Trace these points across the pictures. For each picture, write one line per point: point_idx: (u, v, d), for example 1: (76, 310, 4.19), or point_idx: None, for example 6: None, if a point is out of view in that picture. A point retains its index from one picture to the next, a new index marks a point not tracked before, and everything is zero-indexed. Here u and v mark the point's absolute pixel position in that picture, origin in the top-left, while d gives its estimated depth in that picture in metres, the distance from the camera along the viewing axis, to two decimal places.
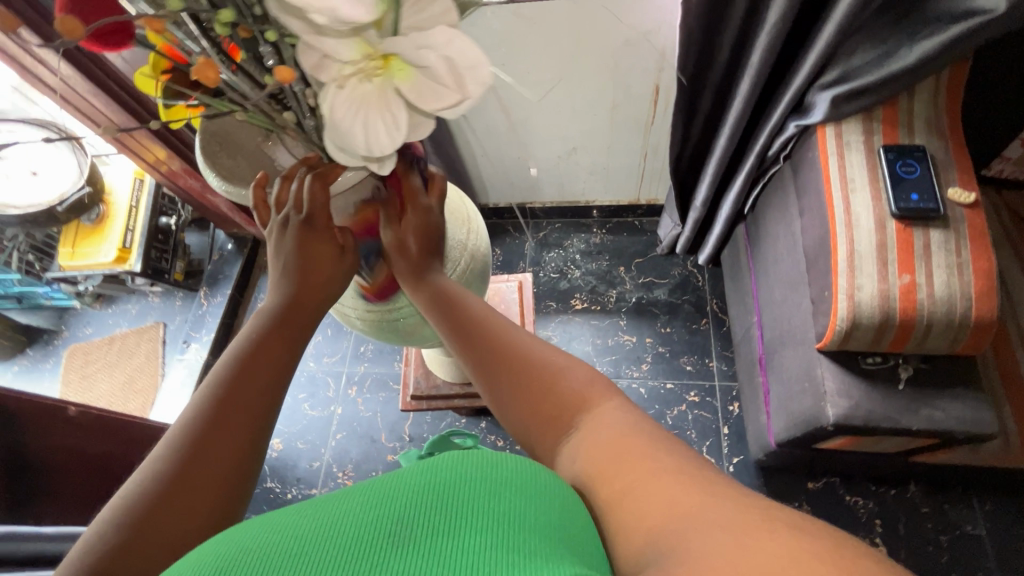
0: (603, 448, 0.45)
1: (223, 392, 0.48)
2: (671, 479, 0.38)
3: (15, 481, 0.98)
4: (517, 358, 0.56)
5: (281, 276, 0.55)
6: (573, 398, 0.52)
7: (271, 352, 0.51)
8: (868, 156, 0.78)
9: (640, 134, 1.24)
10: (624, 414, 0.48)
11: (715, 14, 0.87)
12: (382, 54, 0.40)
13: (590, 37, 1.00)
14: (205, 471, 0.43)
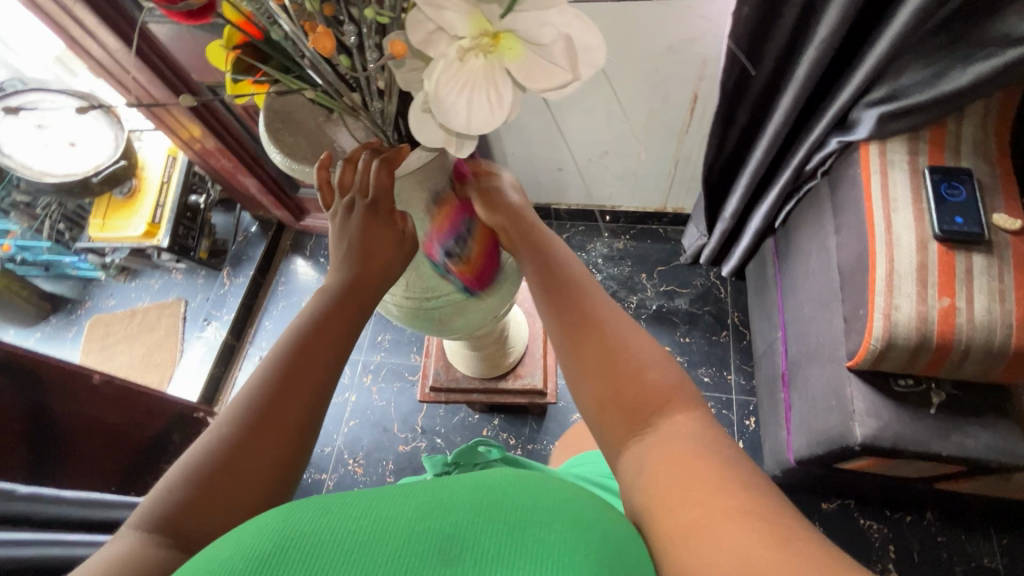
0: (671, 455, 0.44)
1: (285, 370, 0.51)
2: (732, 513, 0.38)
3: (39, 444, 1.00)
4: (593, 319, 0.56)
5: (346, 256, 0.57)
6: (650, 381, 0.51)
7: (331, 329, 0.54)
8: (912, 176, 0.78)
9: (674, 142, 1.24)
10: (704, 427, 0.47)
11: (763, 25, 0.87)
12: (495, 31, 0.41)
13: (633, 41, 1.01)
14: (267, 440, 0.48)
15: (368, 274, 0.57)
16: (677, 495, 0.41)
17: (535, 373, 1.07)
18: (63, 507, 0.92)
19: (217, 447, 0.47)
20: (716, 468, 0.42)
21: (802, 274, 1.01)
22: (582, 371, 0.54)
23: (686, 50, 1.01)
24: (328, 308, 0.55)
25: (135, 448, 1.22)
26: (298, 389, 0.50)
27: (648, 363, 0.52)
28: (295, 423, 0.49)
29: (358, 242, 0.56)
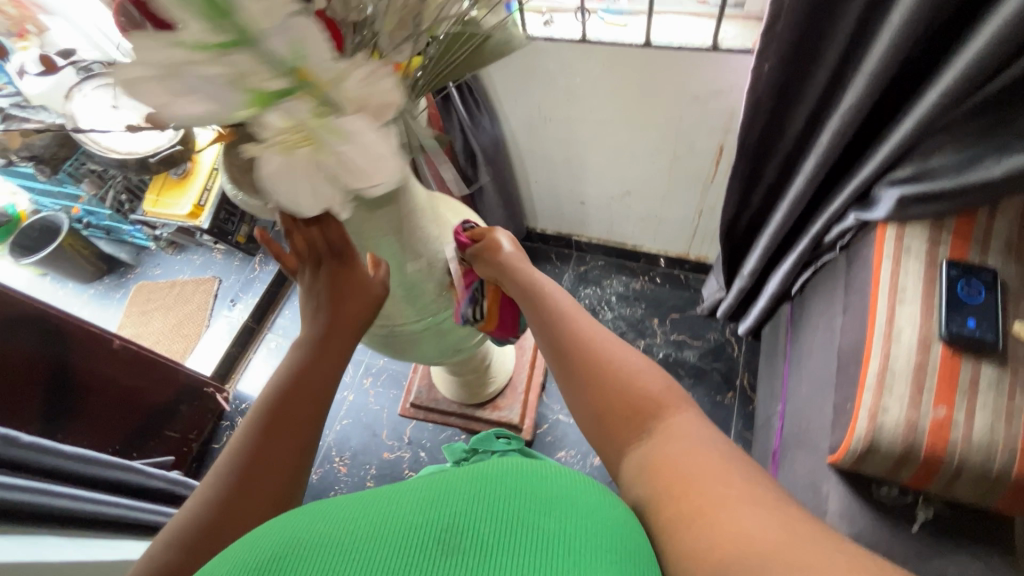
0: (667, 459, 0.46)
1: (279, 409, 0.52)
2: (739, 498, 0.39)
3: (55, 398, 1.10)
4: (583, 345, 0.58)
5: (317, 310, 0.58)
6: (639, 397, 0.52)
7: (314, 376, 0.55)
8: (928, 267, 0.71)
9: (698, 191, 1.20)
10: (699, 425, 0.49)
11: (789, 88, 0.83)
12: (305, 132, 0.37)
13: (660, 89, 0.99)
14: (258, 487, 0.49)
15: (346, 320, 0.58)
16: (676, 486, 0.43)
17: (514, 407, 1.06)
18: (63, 461, 0.98)
19: (208, 505, 0.47)
20: (721, 464, 0.43)
21: (808, 349, 0.94)
22: (580, 393, 0.56)
23: (713, 102, 0.98)
24: (316, 353, 0.56)
25: (142, 413, 1.30)
26: (286, 433, 0.51)
27: (635, 379, 0.54)
28: (285, 470, 0.50)
29: (332, 297, 0.58)
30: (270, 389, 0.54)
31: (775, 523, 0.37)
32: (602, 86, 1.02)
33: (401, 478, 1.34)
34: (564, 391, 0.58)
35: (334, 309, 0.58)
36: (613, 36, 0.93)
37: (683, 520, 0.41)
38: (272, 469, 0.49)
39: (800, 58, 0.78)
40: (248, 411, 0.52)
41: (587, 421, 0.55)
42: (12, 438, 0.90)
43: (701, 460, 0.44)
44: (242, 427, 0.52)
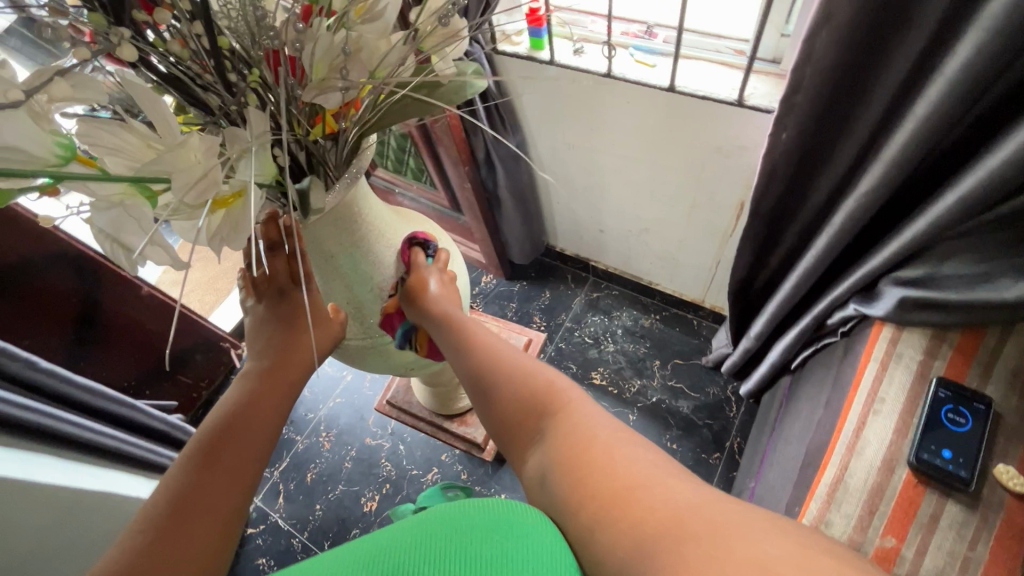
0: (563, 452, 0.51)
1: (215, 438, 0.51)
2: (640, 483, 0.45)
3: (82, 328, 1.22)
4: (485, 356, 0.63)
5: (271, 340, 0.58)
6: (532, 402, 0.58)
7: (258, 410, 0.54)
8: (916, 380, 0.65)
9: (717, 242, 1.15)
10: (594, 413, 0.55)
11: (811, 159, 0.77)
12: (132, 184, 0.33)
13: (684, 135, 0.95)
14: (195, 518, 0.46)
15: (302, 345, 0.59)
16: (576, 482, 0.48)
17: None
18: (72, 389, 1.07)
19: (132, 551, 0.44)
20: (622, 451, 0.49)
21: (789, 433, 0.89)
22: (490, 402, 0.61)
23: (736, 157, 0.93)
24: (261, 381, 0.56)
25: (158, 356, 1.41)
26: (225, 468, 0.50)
27: (528, 390, 0.59)
28: (237, 487, 0.50)
29: (291, 334, 0.59)
30: (207, 427, 0.52)
31: (669, 490, 0.43)
32: (626, 122, 0.99)
33: (376, 467, 1.37)
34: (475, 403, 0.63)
35: (291, 345, 0.58)
36: (639, 75, 0.90)
37: (601, 516, 0.44)
38: (206, 505, 0.47)
39: (822, 130, 0.72)
40: (180, 452, 0.50)
41: (494, 424, 0.61)
42: (32, 362, 0.99)
43: (599, 451, 0.49)
44: (172, 470, 0.50)
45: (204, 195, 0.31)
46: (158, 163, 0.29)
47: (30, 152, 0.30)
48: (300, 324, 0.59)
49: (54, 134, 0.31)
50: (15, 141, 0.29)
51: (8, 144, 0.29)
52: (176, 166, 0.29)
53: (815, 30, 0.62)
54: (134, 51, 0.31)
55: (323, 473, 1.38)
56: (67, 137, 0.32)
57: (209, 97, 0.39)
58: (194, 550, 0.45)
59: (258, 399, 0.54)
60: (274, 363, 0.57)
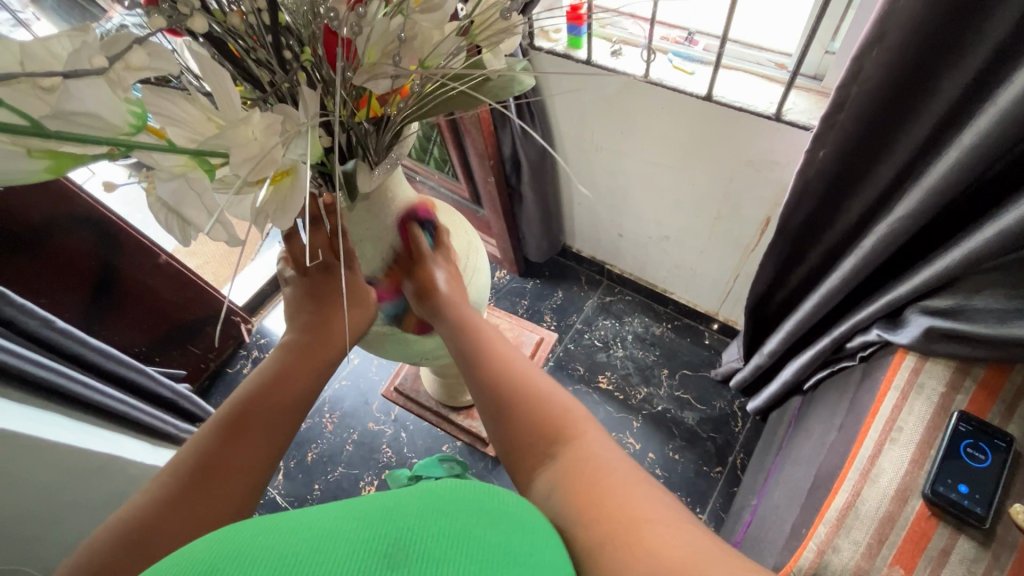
0: (575, 477, 0.49)
1: (247, 404, 0.52)
2: (658, 519, 0.42)
3: (98, 291, 1.22)
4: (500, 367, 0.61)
5: (308, 316, 0.59)
6: (547, 424, 0.56)
7: (289, 385, 0.55)
8: (935, 413, 0.64)
9: (738, 256, 1.14)
10: (610, 452, 0.52)
11: (845, 180, 0.76)
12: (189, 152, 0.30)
13: (714, 146, 0.94)
14: (220, 478, 0.47)
15: (338, 324, 0.60)
16: (583, 508, 0.45)
17: None
18: (88, 352, 1.09)
19: (152, 502, 0.45)
20: (637, 485, 0.46)
21: (796, 455, 0.88)
22: (502, 422, 0.58)
23: (767, 173, 0.92)
24: (295, 355, 0.57)
25: (169, 324, 1.41)
26: (254, 434, 0.51)
27: (546, 411, 0.57)
28: (262, 454, 0.50)
29: (328, 313, 0.59)
30: (238, 395, 0.53)
31: (685, 531, 0.41)
32: (657, 128, 0.99)
33: (376, 453, 1.38)
34: (483, 414, 0.61)
35: (325, 326, 0.59)
36: (676, 81, 0.89)
37: (610, 538, 0.42)
38: (228, 471, 0.48)
39: (861, 151, 0.71)
40: (215, 413, 0.52)
41: (502, 447, 0.58)
42: (50, 322, 1.01)
43: (614, 483, 0.47)
44: (202, 430, 0.51)
45: (263, 171, 0.31)
46: (219, 138, 0.28)
47: (107, 120, 0.27)
48: (338, 304, 0.60)
49: (127, 100, 0.28)
50: (95, 108, 0.26)
51: (86, 110, 0.26)
52: (240, 145, 0.29)
53: (865, 49, 0.60)
54: (206, 22, 0.31)
55: (324, 453, 1.38)
56: (139, 104, 0.28)
57: (261, 72, 0.39)
58: (211, 513, 0.46)
59: (293, 370, 0.55)
60: (309, 340, 0.58)
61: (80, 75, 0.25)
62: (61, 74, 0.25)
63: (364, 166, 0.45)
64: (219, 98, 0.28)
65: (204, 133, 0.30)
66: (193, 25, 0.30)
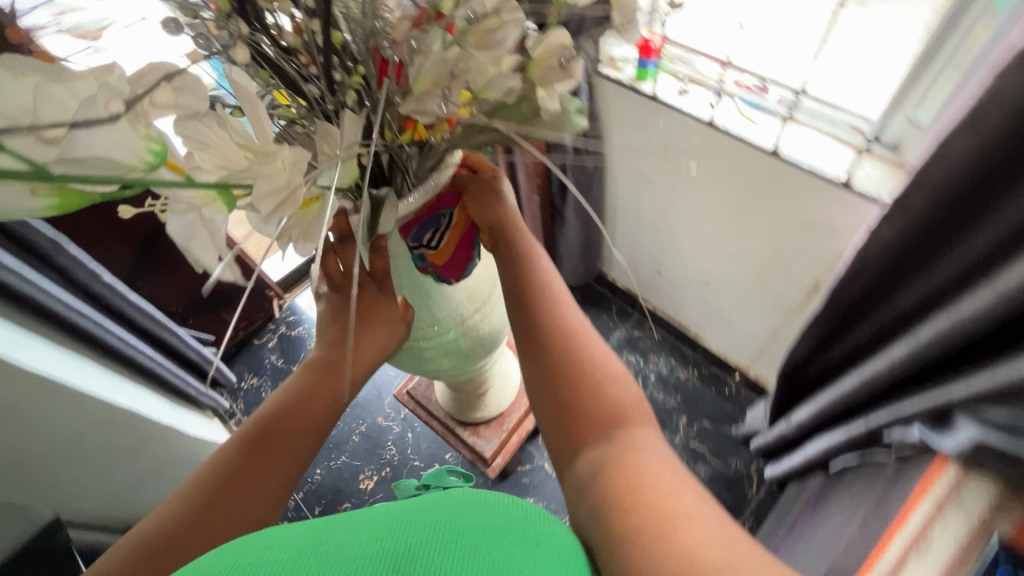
0: (618, 465, 0.48)
1: (266, 427, 0.52)
2: (695, 514, 0.41)
3: (148, 249, 1.28)
4: (563, 334, 0.59)
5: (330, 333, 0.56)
6: (600, 397, 0.55)
7: (308, 411, 0.54)
8: (974, 534, 0.58)
9: (780, 315, 1.08)
10: (657, 447, 0.51)
11: (909, 262, 0.71)
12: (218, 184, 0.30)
13: (771, 201, 0.89)
14: (232, 505, 0.48)
15: (364, 349, 0.57)
16: (632, 492, 0.44)
17: (491, 442, 1.04)
18: (125, 305, 1.13)
19: (168, 521, 0.47)
20: (678, 482, 0.45)
21: (811, 540, 0.83)
22: (552, 390, 0.57)
23: (824, 238, 0.87)
24: (318, 378, 0.55)
25: (208, 290, 1.46)
26: (270, 461, 0.51)
27: (602, 383, 0.56)
28: (275, 483, 0.51)
29: (356, 331, 0.56)
30: (260, 416, 0.53)
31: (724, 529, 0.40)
32: (714, 173, 0.95)
33: (380, 449, 1.38)
34: (529, 375, 0.59)
35: (353, 344, 0.56)
36: (740, 129, 0.85)
37: (646, 535, 0.40)
38: (245, 492, 0.49)
39: (931, 237, 0.66)
40: (236, 433, 0.52)
41: (546, 410, 0.57)
42: (95, 273, 1.05)
43: (661, 479, 0.45)
44: (227, 444, 0.52)
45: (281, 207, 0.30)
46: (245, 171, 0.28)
47: (120, 161, 0.27)
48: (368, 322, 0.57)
49: (147, 137, 0.28)
50: (109, 151, 0.27)
51: (98, 153, 0.26)
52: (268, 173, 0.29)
53: (954, 133, 0.55)
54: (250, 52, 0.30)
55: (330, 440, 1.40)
56: (160, 141, 0.28)
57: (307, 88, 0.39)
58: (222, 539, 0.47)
59: (314, 395, 0.54)
60: (334, 358, 0.56)
61: (92, 123, 0.25)
62: (69, 124, 0.25)
63: (393, 195, 0.44)
64: (258, 129, 0.29)
65: (234, 161, 0.30)
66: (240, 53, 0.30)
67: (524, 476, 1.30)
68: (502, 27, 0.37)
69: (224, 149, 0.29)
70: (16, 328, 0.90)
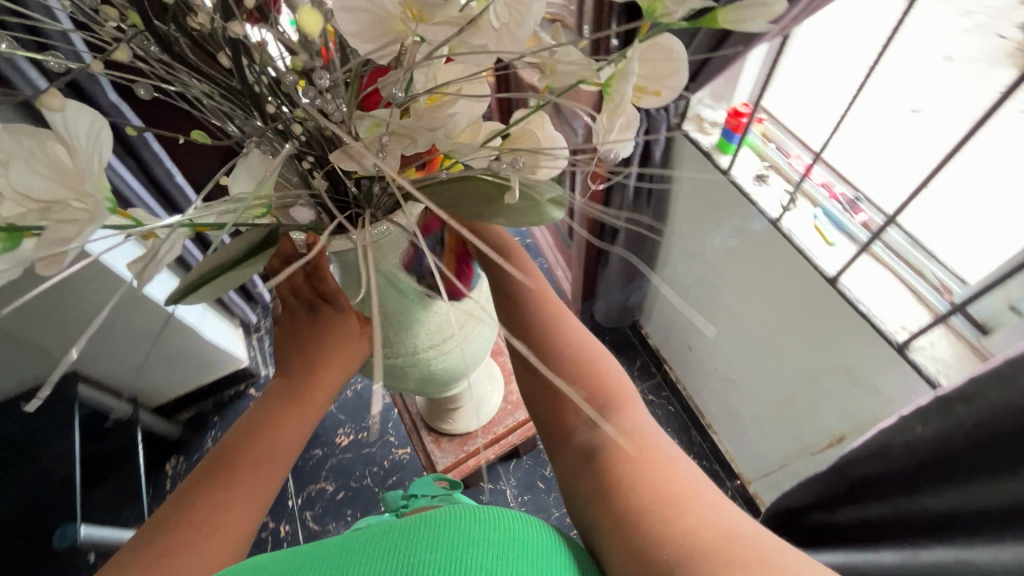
0: (614, 450, 0.47)
1: (221, 467, 0.47)
2: (688, 485, 0.43)
3: None
4: (551, 321, 0.57)
5: (297, 360, 0.52)
6: (577, 377, 0.53)
7: (267, 443, 0.49)
8: None
9: (796, 447, 0.95)
10: (648, 422, 0.51)
11: (944, 467, 0.57)
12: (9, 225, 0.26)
13: (821, 327, 0.77)
14: (188, 553, 0.43)
15: (328, 371, 0.52)
16: (617, 484, 0.45)
17: (448, 456, 1.03)
18: None
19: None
20: (666, 458, 0.46)
21: None
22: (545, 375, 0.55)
23: (864, 393, 0.74)
24: (277, 406, 0.51)
25: None
26: (223, 499, 0.46)
27: (576, 358, 0.54)
28: (232, 523, 0.45)
29: (317, 360, 0.51)
30: (212, 456, 0.49)
31: (704, 495, 0.43)
32: (770, 276, 0.83)
33: (364, 412, 1.42)
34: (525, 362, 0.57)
35: (310, 369, 0.51)
36: (807, 243, 0.75)
37: (651, 517, 0.41)
38: (204, 534, 0.44)
39: (982, 453, 0.53)
40: (188, 476, 0.48)
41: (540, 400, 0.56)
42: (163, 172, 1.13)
43: (653, 454, 0.46)
44: (179, 489, 0.47)
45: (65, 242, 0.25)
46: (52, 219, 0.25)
47: None
48: (329, 348, 0.52)
49: None
50: None
51: None
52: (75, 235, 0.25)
53: None
54: (64, 97, 0.24)
55: None
56: None
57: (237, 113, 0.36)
58: None
59: (270, 426, 0.50)
60: (296, 387, 0.51)
61: None
62: None
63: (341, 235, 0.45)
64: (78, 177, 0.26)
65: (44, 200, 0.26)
66: (41, 103, 0.24)
67: (482, 494, 1.27)
68: (456, 100, 0.33)
69: (28, 191, 0.25)
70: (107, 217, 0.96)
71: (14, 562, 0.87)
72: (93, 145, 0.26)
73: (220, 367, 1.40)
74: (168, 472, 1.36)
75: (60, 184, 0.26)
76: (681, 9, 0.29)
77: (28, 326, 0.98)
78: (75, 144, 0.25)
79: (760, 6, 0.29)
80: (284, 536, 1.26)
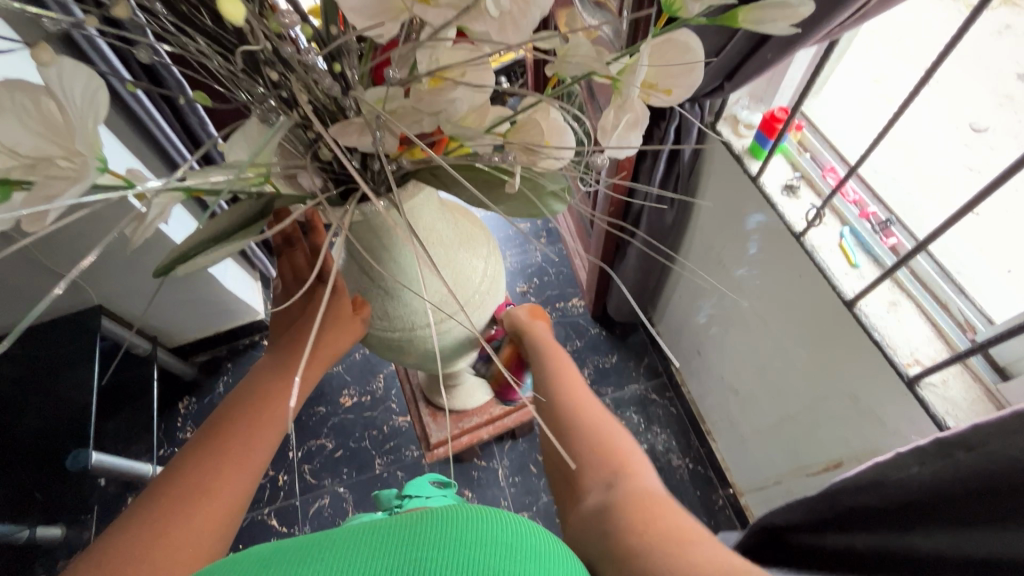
0: (621, 502, 0.46)
1: (224, 430, 0.49)
2: (695, 530, 0.41)
3: None
4: (567, 406, 0.61)
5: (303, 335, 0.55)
6: (594, 453, 0.54)
7: (271, 406, 0.51)
8: None
9: (793, 468, 0.93)
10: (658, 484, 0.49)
11: (938, 506, 0.55)
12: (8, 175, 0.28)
13: (832, 350, 0.75)
14: (201, 505, 0.44)
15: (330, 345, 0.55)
16: (620, 535, 0.43)
17: (443, 430, 1.04)
18: None
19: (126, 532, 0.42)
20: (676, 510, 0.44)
21: None
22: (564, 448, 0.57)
23: (869, 420, 0.72)
24: (281, 373, 0.53)
25: None
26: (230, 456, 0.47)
27: (597, 436, 0.56)
28: (240, 477, 0.47)
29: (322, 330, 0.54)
30: (213, 421, 0.50)
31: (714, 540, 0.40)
32: (786, 291, 0.81)
33: (370, 377, 1.44)
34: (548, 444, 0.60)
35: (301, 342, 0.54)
36: (831, 262, 0.71)
37: (660, 554, 0.39)
38: (213, 488, 0.45)
39: (984, 499, 0.51)
40: (191, 440, 0.49)
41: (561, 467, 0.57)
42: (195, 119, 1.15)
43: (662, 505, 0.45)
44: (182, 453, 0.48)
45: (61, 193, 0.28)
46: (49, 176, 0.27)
47: None
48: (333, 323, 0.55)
49: None
50: None
51: None
52: (60, 188, 0.27)
53: None
54: (54, 52, 0.26)
55: None
56: None
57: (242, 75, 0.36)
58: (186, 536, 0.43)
59: (273, 391, 0.52)
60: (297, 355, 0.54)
61: None
62: None
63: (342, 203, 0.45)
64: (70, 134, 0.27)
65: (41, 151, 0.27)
66: (33, 57, 0.25)
67: (474, 470, 1.29)
68: (456, 86, 0.32)
69: (16, 145, 0.27)
70: (141, 160, 0.99)
71: (34, 478, 0.93)
72: (88, 105, 0.27)
73: (237, 317, 1.45)
74: (181, 410, 1.42)
75: (50, 140, 0.27)
76: (698, 5, 0.28)
77: (58, 259, 1.02)
78: (69, 98, 0.27)
79: (785, 7, 0.28)
80: (282, 485, 1.31)
